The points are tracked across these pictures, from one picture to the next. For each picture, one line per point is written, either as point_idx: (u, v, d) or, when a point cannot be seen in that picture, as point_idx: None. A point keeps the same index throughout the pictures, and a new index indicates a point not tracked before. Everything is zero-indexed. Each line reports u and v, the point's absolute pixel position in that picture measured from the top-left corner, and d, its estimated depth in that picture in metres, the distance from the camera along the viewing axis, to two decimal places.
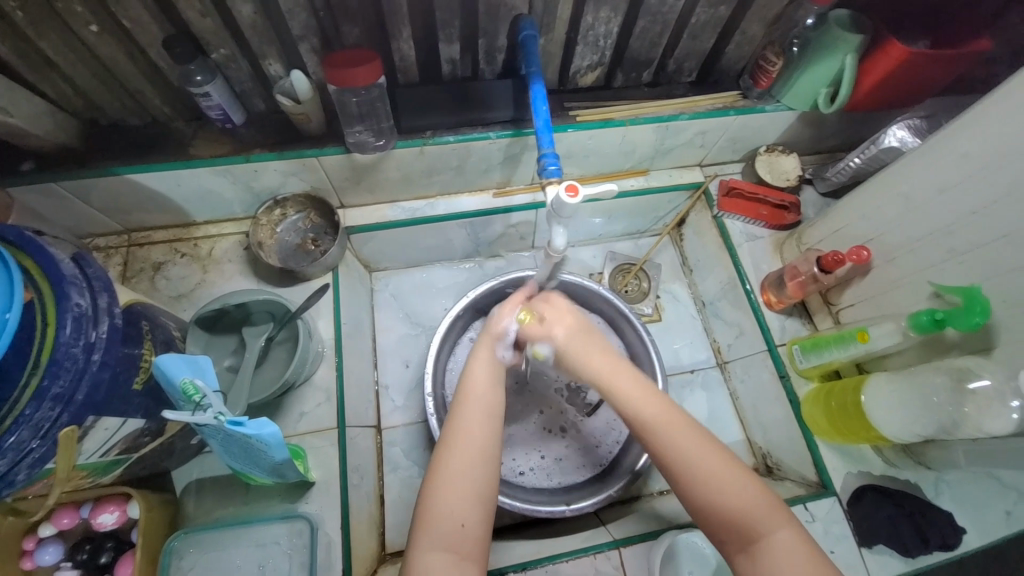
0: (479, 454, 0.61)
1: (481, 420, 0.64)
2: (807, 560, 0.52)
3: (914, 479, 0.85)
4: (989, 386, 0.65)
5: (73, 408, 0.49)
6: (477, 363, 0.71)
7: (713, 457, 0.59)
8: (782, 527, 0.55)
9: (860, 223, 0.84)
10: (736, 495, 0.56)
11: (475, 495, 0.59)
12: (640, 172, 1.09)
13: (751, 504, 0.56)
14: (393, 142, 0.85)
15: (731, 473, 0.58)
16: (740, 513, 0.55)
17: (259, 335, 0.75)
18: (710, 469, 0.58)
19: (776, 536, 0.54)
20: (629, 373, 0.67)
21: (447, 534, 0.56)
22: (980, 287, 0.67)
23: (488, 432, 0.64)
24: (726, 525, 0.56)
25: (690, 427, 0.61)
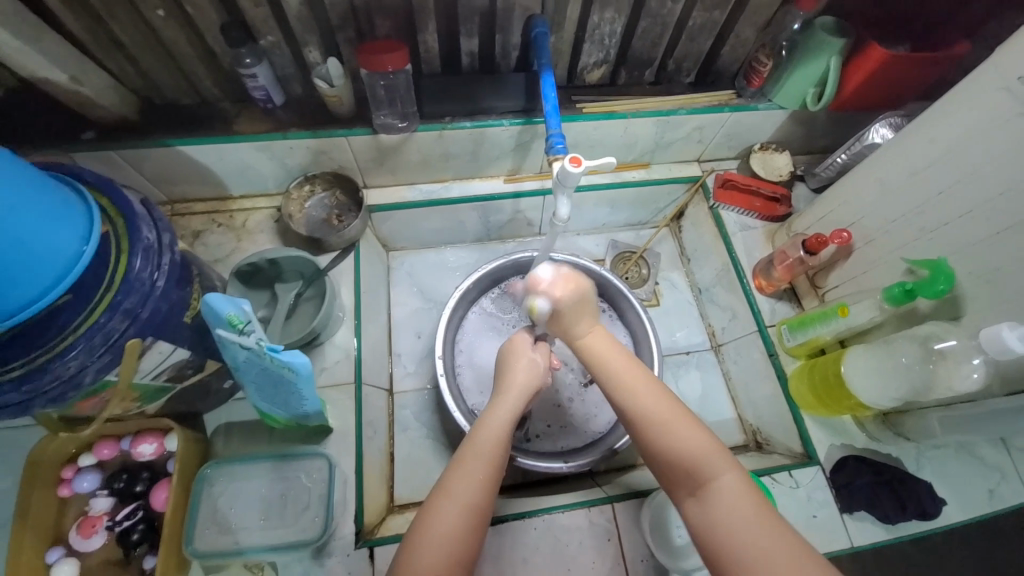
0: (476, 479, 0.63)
1: (484, 460, 0.65)
2: (748, 502, 0.57)
3: (896, 452, 0.90)
4: (954, 346, 0.71)
5: (139, 323, 0.57)
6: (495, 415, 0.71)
7: (666, 412, 0.66)
8: (727, 471, 0.60)
9: (843, 208, 0.90)
10: (687, 444, 0.63)
11: (466, 526, 0.60)
12: (642, 165, 1.17)
13: (697, 450, 0.62)
14: (415, 125, 0.94)
15: (682, 429, 0.64)
16: (687, 459, 0.62)
17: (290, 290, 0.83)
18: (661, 423, 0.65)
19: (720, 478, 0.60)
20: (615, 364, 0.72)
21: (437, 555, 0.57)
22: (947, 260, 0.74)
23: (488, 474, 0.64)
24: (677, 474, 0.62)
25: (648, 392, 0.68)
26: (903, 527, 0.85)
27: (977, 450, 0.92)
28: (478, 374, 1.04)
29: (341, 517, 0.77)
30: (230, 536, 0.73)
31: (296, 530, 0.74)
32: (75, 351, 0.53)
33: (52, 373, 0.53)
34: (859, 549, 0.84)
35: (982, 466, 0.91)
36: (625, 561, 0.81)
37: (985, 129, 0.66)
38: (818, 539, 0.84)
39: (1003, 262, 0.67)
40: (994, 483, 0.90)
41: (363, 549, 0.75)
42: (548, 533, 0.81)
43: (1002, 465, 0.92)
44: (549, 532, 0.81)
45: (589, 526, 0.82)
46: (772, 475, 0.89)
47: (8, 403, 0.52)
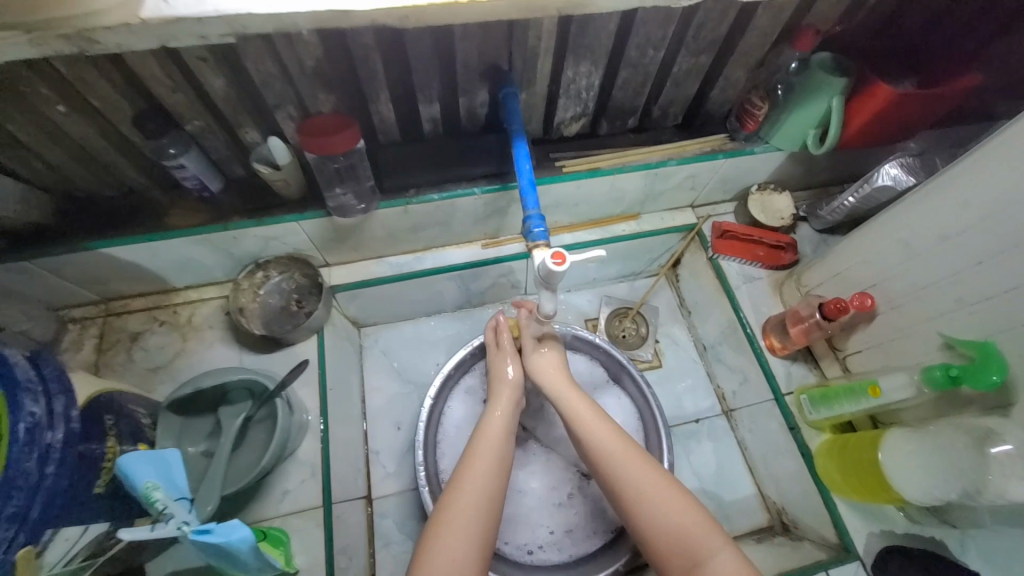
0: (486, 494, 0.65)
1: (487, 480, 0.66)
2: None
3: (940, 536, 0.77)
4: (1012, 451, 0.60)
5: (28, 526, 0.46)
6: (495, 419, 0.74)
7: (653, 487, 0.62)
8: (721, 551, 0.56)
9: (861, 267, 0.81)
10: (677, 523, 0.59)
11: (471, 539, 0.62)
12: (631, 216, 1.07)
13: (690, 526, 0.59)
14: (374, 204, 0.84)
15: (682, 512, 0.60)
16: (678, 538, 0.58)
17: (236, 416, 0.71)
18: (648, 500, 0.61)
19: (716, 560, 0.56)
20: (585, 411, 0.71)
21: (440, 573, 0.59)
22: (995, 343, 0.64)
23: (491, 487, 0.66)
24: (670, 551, 0.59)
25: (635, 458, 0.65)
26: None
27: None
28: None
29: None
30: None
31: None
32: None
33: None
34: None
35: None
36: None
37: None
38: None
39: None
40: None
41: None
42: None
43: None
44: None
45: None
46: None
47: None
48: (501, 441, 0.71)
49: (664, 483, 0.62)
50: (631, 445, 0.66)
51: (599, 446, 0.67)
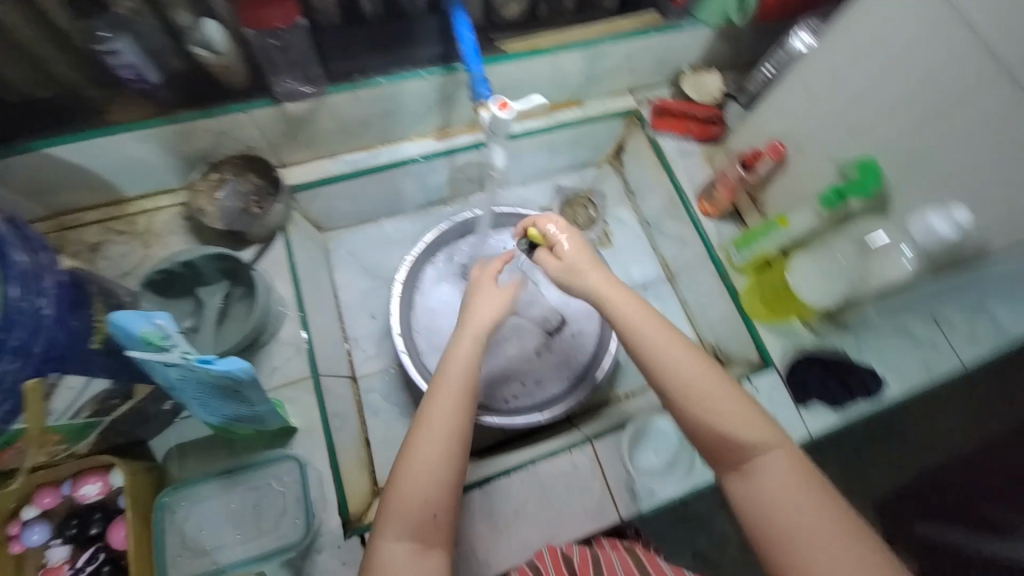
0: (454, 432, 0.62)
1: (450, 420, 0.63)
2: (800, 493, 0.55)
3: (839, 343, 0.94)
4: (887, 238, 0.74)
5: (34, 359, 0.51)
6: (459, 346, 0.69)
7: (709, 391, 0.60)
8: (775, 451, 0.58)
9: (774, 122, 0.91)
10: (736, 430, 0.59)
11: (441, 489, 0.60)
12: (575, 103, 1.12)
13: (744, 428, 0.59)
14: (324, 89, 0.85)
15: (751, 425, 0.59)
16: (727, 437, 0.59)
17: (215, 293, 0.78)
18: (699, 402, 0.60)
19: (772, 458, 0.58)
20: (640, 323, 0.65)
21: (411, 512, 0.59)
22: (875, 157, 0.76)
23: (459, 433, 0.63)
24: (719, 452, 0.60)
25: (684, 357, 0.62)
26: (854, 409, 0.91)
27: (910, 328, 0.94)
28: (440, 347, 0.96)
29: (322, 513, 0.75)
30: (204, 559, 0.71)
31: (276, 538, 0.73)
32: None
33: None
34: (815, 436, 0.90)
35: (915, 341, 0.94)
36: (613, 497, 0.83)
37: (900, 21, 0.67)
38: None
39: (937, 142, 0.68)
40: (927, 355, 0.93)
41: (354, 539, 0.74)
42: (536, 483, 0.82)
43: (933, 337, 0.94)
44: (536, 482, 0.82)
45: (574, 469, 0.83)
46: (735, 386, 0.93)
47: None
48: (468, 365, 0.67)
49: (732, 398, 0.60)
50: (697, 361, 0.62)
51: (658, 357, 0.62)
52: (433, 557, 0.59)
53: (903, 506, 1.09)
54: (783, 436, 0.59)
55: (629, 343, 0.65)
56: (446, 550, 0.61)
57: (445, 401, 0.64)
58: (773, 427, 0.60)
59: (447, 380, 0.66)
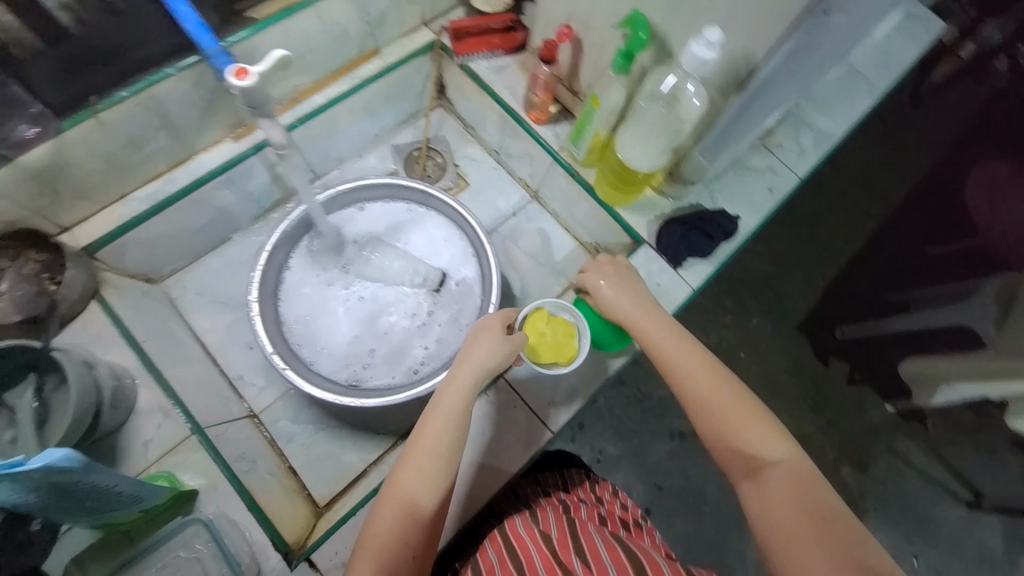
0: (433, 465, 0.62)
1: (433, 462, 0.62)
2: (798, 497, 0.56)
3: (694, 199, 0.98)
4: (676, 81, 0.76)
5: None
6: (455, 381, 0.68)
7: (726, 403, 0.63)
8: (784, 460, 0.60)
9: (556, 6, 0.90)
10: (742, 440, 0.62)
11: (413, 521, 0.60)
12: (371, 54, 1.05)
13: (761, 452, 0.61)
14: (57, 126, 0.73)
15: (751, 432, 0.61)
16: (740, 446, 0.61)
17: (24, 392, 0.66)
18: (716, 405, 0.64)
19: (772, 468, 0.59)
20: (657, 331, 0.72)
21: (388, 556, 0.58)
22: (639, 7, 0.77)
23: (439, 468, 0.62)
24: (732, 457, 0.62)
25: (705, 375, 0.66)
26: (721, 252, 0.96)
27: (747, 162, 1.01)
28: (335, 347, 0.94)
29: (255, 559, 0.71)
30: None
31: None
32: None
33: None
34: (699, 288, 0.96)
35: (754, 172, 1.01)
36: (539, 418, 0.86)
37: None
38: (667, 300, 0.94)
39: None
40: (769, 181, 1.00)
41: (302, 564, 0.74)
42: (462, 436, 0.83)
43: (770, 164, 1.02)
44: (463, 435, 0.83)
45: (494, 408, 0.85)
46: None
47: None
48: (460, 402, 0.66)
49: (728, 391, 0.65)
50: (715, 371, 0.67)
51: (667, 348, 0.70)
52: None
53: (825, 320, 1.34)
54: (797, 453, 0.60)
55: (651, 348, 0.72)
56: None
57: (437, 426, 0.64)
58: (789, 444, 0.61)
59: (442, 409, 0.65)
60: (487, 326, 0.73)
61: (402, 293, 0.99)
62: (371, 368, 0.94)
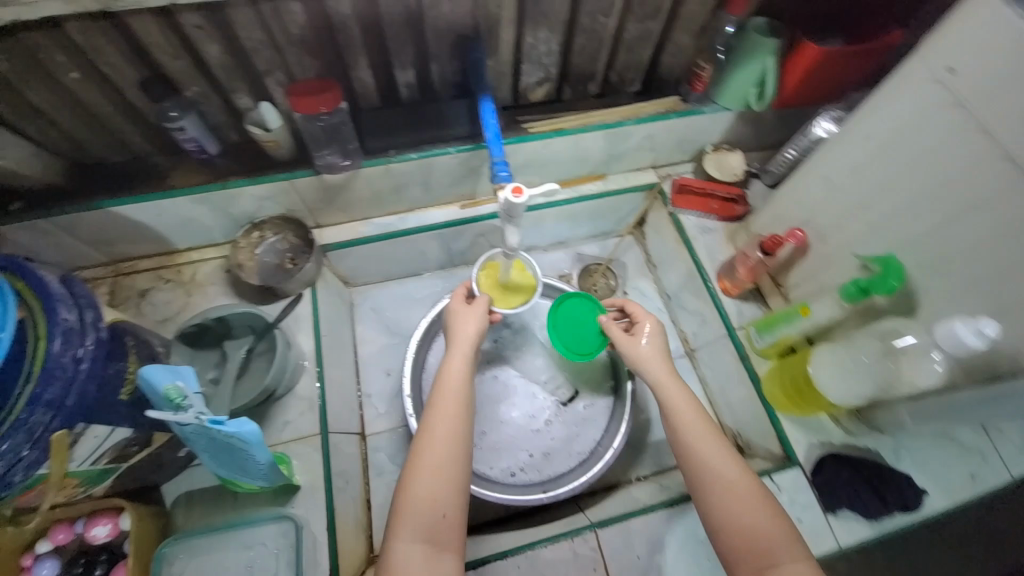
0: (455, 449, 0.66)
1: (454, 446, 0.67)
2: None
3: (873, 445, 0.88)
4: (914, 344, 0.72)
5: (63, 413, 0.54)
6: (453, 361, 0.75)
7: (739, 492, 0.63)
8: (797, 563, 0.58)
9: (794, 207, 0.91)
10: (758, 526, 0.60)
11: (450, 490, 0.64)
12: (597, 176, 1.15)
13: (768, 531, 0.60)
14: (360, 162, 0.92)
15: (783, 549, 0.59)
16: (759, 548, 0.59)
17: (240, 347, 0.83)
18: (739, 513, 0.62)
19: (788, 568, 0.58)
20: (686, 410, 0.70)
21: (424, 516, 0.62)
22: (895, 254, 0.75)
23: (458, 444, 0.67)
24: (745, 560, 0.60)
25: (728, 466, 0.65)
26: (889, 522, 0.83)
27: (954, 433, 0.87)
28: None
29: None
30: None
31: None
32: None
33: None
34: (847, 548, 0.83)
35: (959, 449, 0.86)
36: None
37: (915, 126, 0.68)
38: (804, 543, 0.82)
39: (953, 250, 0.68)
40: (973, 466, 0.85)
41: None
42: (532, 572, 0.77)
43: (981, 447, 0.86)
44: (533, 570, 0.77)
45: (574, 558, 0.79)
46: None
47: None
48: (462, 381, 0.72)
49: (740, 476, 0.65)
50: (712, 435, 0.68)
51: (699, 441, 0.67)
52: (447, 558, 0.61)
53: None
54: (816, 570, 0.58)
55: (677, 429, 0.70)
56: (456, 556, 0.63)
57: (446, 413, 0.69)
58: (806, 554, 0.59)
59: (447, 392, 0.71)
60: (468, 308, 0.81)
61: (529, 392, 1.03)
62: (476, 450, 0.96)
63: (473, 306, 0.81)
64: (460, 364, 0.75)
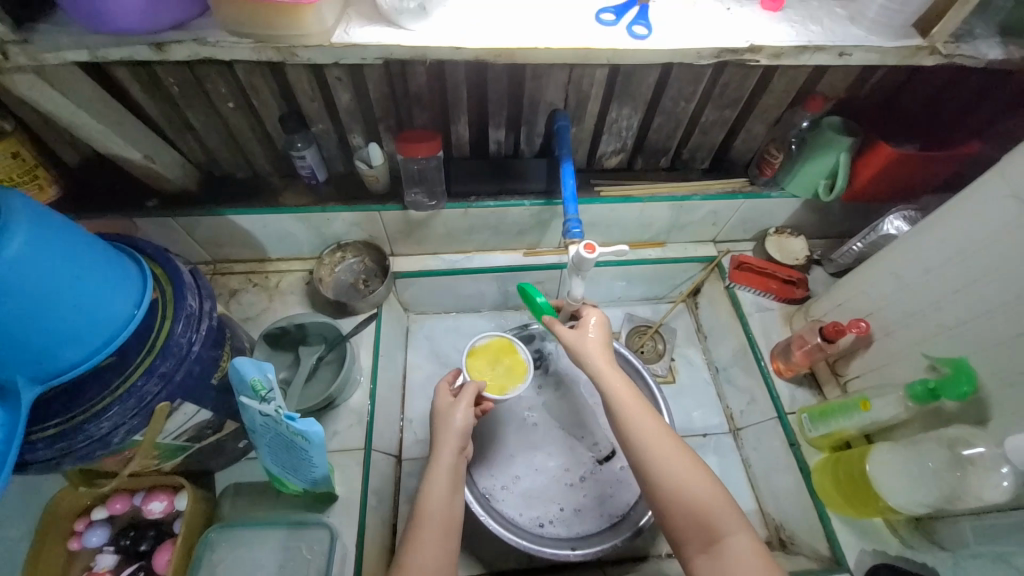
0: (438, 568, 0.67)
1: (435, 565, 0.67)
2: (762, 562, 0.62)
3: (930, 560, 0.80)
4: (982, 454, 0.68)
5: (171, 385, 0.62)
6: (436, 475, 0.76)
7: (678, 471, 0.68)
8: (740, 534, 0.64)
9: (859, 298, 0.91)
10: (701, 499, 0.66)
11: None
12: (658, 244, 1.20)
13: (712, 502, 0.66)
14: (443, 203, 1.02)
15: (722, 516, 0.65)
16: (704, 519, 0.65)
17: (311, 354, 0.89)
18: (680, 482, 0.67)
19: (732, 539, 0.64)
20: (622, 388, 0.75)
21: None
22: (968, 358, 0.74)
23: (441, 560, 0.68)
24: (690, 529, 0.65)
25: (666, 440, 0.71)
26: None
27: None
28: (489, 451, 1.00)
29: None
30: None
31: None
32: (108, 413, 0.58)
33: (86, 432, 0.57)
34: None
35: None
36: None
37: (994, 235, 0.68)
38: None
39: None
40: None
41: None
42: None
43: None
44: None
45: None
46: None
47: (43, 458, 0.57)
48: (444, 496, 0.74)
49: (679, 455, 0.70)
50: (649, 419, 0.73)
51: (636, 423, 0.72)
52: None
53: None
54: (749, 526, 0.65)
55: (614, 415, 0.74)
56: None
57: (427, 536, 0.69)
58: (739, 515, 0.66)
59: (429, 505, 0.73)
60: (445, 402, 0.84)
61: (566, 444, 1.02)
62: (507, 494, 0.96)
63: (459, 398, 0.84)
64: (442, 482, 0.75)
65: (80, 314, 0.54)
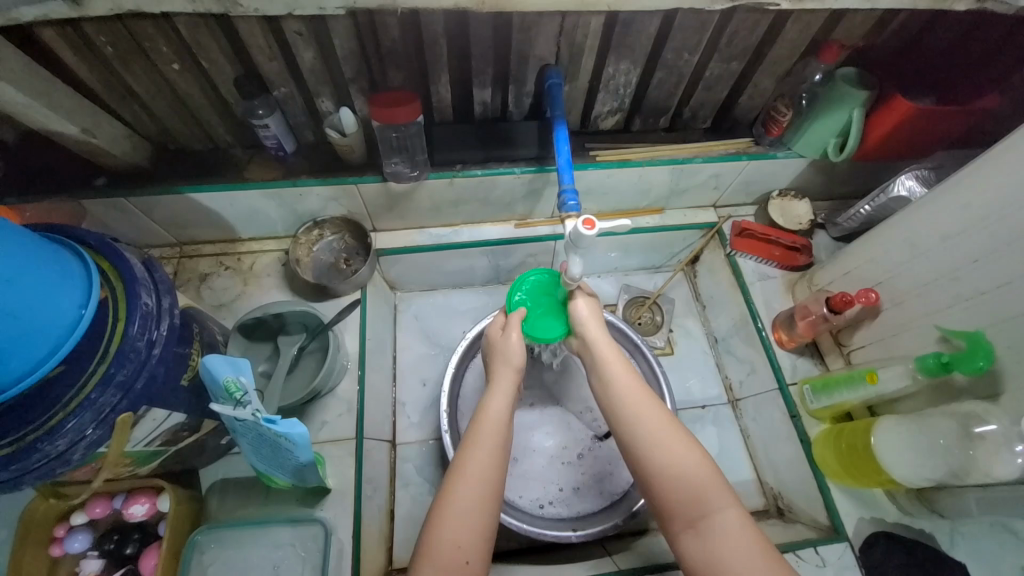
0: (488, 482, 0.65)
1: (485, 477, 0.65)
2: (705, 474, 0.62)
3: (929, 528, 0.81)
4: (996, 431, 0.66)
5: (131, 394, 0.56)
6: (496, 399, 0.71)
7: (666, 446, 0.64)
8: (728, 509, 0.60)
9: (867, 266, 0.87)
10: (649, 425, 0.66)
11: (477, 531, 0.62)
12: (656, 211, 1.14)
13: (660, 427, 0.65)
14: (426, 174, 0.93)
15: (669, 440, 0.64)
16: (651, 444, 0.64)
17: (292, 344, 0.84)
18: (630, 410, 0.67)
19: (679, 458, 0.63)
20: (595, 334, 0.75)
21: (447, 560, 0.60)
22: (984, 332, 0.70)
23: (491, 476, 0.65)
24: (643, 454, 0.65)
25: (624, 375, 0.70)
26: None
27: None
28: None
29: None
30: None
31: None
32: (62, 430, 0.52)
33: (41, 452, 0.51)
34: None
35: None
36: None
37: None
38: None
39: None
40: None
41: None
42: None
43: None
44: None
45: None
46: (798, 552, 0.81)
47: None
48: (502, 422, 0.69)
49: (659, 420, 0.66)
50: (643, 393, 0.69)
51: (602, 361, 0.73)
52: None
53: None
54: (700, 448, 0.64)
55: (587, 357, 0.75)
56: None
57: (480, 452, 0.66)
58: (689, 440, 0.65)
59: (487, 423, 0.69)
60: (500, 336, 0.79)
61: (564, 423, 1.00)
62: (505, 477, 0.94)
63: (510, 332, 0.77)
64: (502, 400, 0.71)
65: (15, 322, 0.47)
